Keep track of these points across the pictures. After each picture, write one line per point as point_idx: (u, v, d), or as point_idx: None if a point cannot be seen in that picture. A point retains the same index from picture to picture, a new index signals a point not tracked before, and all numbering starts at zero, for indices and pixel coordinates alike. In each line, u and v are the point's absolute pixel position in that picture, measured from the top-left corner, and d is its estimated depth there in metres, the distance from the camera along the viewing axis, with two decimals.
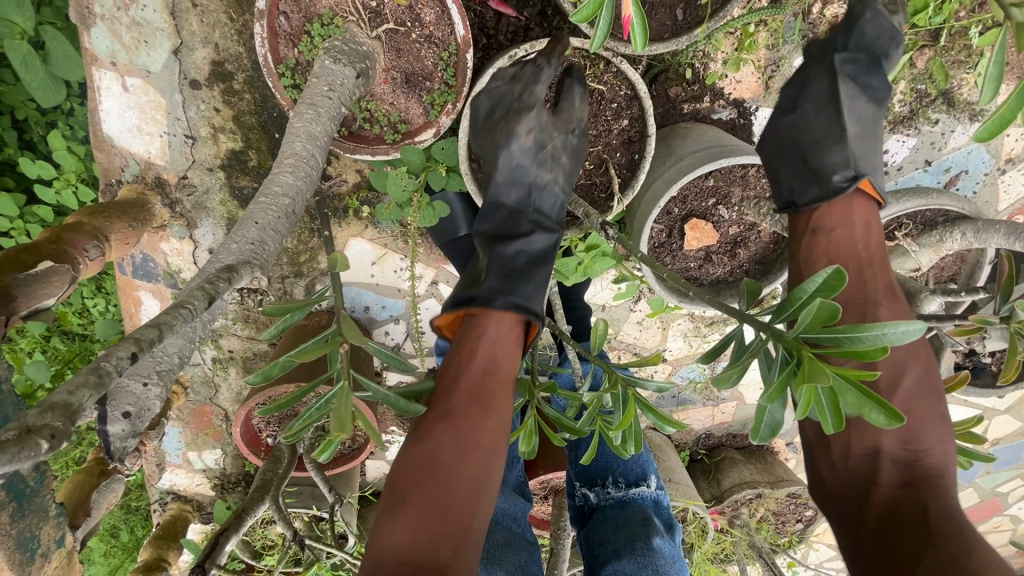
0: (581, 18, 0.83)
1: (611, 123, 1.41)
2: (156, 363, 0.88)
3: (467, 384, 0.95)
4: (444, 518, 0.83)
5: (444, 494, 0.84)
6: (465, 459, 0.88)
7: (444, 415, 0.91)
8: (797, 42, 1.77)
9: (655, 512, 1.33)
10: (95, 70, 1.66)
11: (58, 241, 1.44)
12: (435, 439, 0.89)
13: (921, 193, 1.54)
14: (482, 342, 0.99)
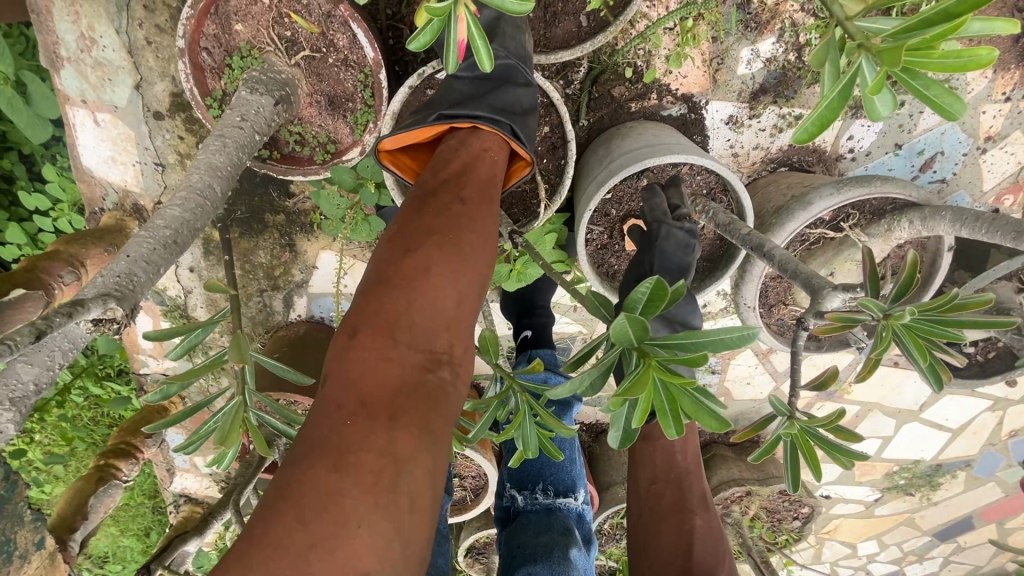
0: (420, 45, 0.83)
1: (532, 130, 1.44)
2: (8, 391, 0.87)
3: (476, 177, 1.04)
4: (459, 306, 0.88)
5: (464, 276, 0.89)
6: (482, 255, 0.95)
7: (457, 196, 0.98)
8: (741, 33, 1.74)
9: (576, 522, 1.45)
10: (70, 108, 1.79)
11: (33, 269, 1.58)
12: (453, 225, 0.94)
13: (864, 181, 1.48)
14: (484, 157, 1.09)
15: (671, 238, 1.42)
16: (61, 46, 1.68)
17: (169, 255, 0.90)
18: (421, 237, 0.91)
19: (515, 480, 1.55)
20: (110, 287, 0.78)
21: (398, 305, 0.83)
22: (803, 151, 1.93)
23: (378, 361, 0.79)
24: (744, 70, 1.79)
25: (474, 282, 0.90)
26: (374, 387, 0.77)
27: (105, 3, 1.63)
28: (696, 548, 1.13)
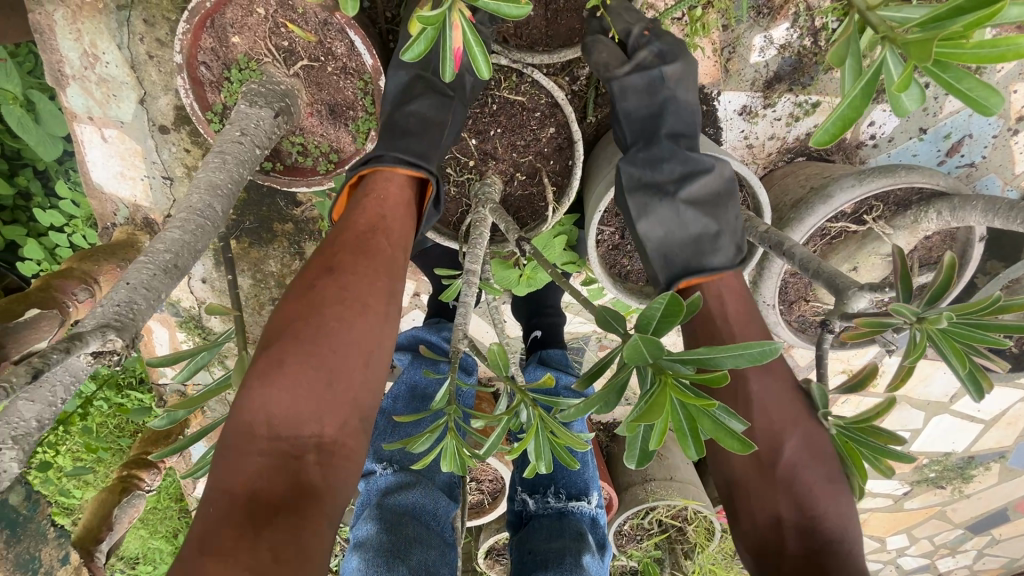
0: (414, 55, 0.79)
1: (537, 132, 1.40)
2: None
3: (351, 241, 0.99)
4: (333, 373, 0.86)
5: (331, 348, 0.87)
6: (355, 316, 0.91)
7: (327, 268, 0.95)
8: (753, 20, 1.67)
9: (590, 528, 1.39)
10: (77, 125, 1.80)
11: (47, 289, 1.60)
12: (320, 295, 0.91)
13: (888, 172, 1.41)
14: (362, 207, 1.04)
15: (628, 91, 1.29)
16: (65, 64, 1.68)
17: (170, 280, 0.89)
18: (287, 318, 0.91)
19: (526, 483, 1.50)
20: (109, 317, 0.77)
21: (256, 401, 0.83)
22: (822, 140, 1.85)
23: (253, 455, 0.81)
24: (757, 58, 1.72)
25: (340, 346, 0.87)
26: (256, 478, 0.80)
27: (106, 19, 1.62)
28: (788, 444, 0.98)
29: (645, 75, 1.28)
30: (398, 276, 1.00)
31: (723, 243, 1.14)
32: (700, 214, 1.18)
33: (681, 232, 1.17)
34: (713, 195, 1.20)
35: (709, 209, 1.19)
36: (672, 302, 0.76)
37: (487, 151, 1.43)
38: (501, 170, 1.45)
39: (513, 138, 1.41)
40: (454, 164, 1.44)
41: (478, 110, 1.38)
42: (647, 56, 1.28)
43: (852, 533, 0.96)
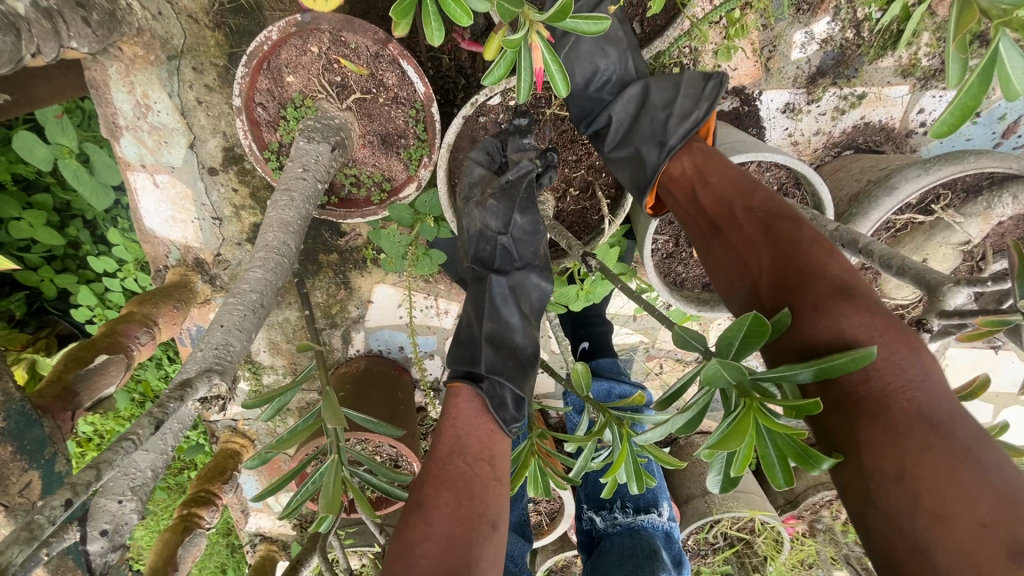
0: (495, 78, 0.81)
1: (588, 145, 1.41)
2: (128, 480, 0.85)
3: (446, 440, 1.07)
4: (447, 543, 0.92)
5: (444, 519, 0.95)
6: (444, 545, 0.91)
7: (430, 467, 1.04)
8: (792, 17, 1.65)
9: (665, 543, 1.31)
10: (130, 173, 1.86)
11: (112, 334, 1.61)
12: (418, 514, 0.96)
13: (957, 157, 1.37)
14: (449, 418, 1.11)
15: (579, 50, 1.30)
16: (119, 116, 1.74)
17: (256, 318, 1.04)
18: (404, 511, 1.00)
19: (593, 500, 1.45)
20: (211, 360, 0.93)
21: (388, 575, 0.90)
22: (870, 131, 1.81)
23: None
24: (798, 54, 1.70)
25: (453, 517, 0.95)
26: None
27: (157, 69, 1.67)
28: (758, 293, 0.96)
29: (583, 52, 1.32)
30: (485, 493, 1.01)
31: (651, 150, 1.23)
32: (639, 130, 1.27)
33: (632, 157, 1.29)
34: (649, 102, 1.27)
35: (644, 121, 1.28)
36: (757, 323, 0.76)
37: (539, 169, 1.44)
38: (554, 187, 1.46)
39: (563, 154, 1.42)
40: None
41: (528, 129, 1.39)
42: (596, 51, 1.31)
43: (913, 380, 0.79)
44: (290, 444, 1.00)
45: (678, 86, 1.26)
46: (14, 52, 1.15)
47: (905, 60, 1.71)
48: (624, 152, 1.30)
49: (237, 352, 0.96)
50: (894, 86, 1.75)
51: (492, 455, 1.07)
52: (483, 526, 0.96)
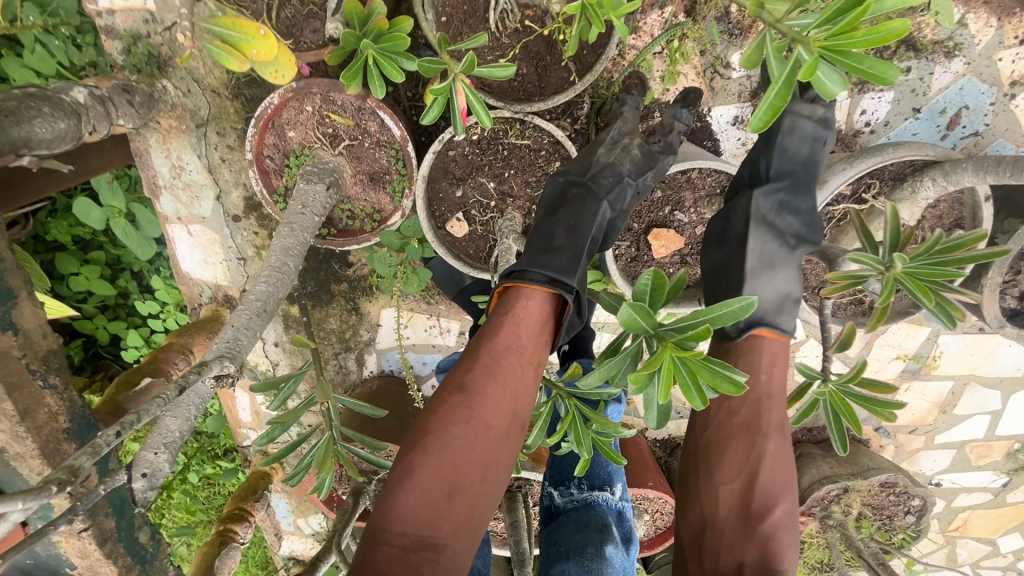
0: (429, 119, 1.05)
1: (545, 167, 1.60)
2: (162, 436, 1.04)
3: (506, 333, 1.10)
4: (489, 428, 1.00)
5: (490, 405, 1.01)
6: (479, 443, 0.98)
7: (486, 359, 1.07)
8: (727, 42, 1.85)
9: (616, 519, 1.41)
10: (169, 225, 2.17)
11: (155, 360, 1.87)
12: (466, 391, 1.03)
13: (876, 150, 1.52)
14: (515, 312, 1.14)
15: (796, 131, 1.45)
16: (159, 177, 2.07)
17: (261, 320, 1.25)
18: (450, 384, 1.06)
19: (554, 479, 1.53)
20: (225, 348, 1.14)
21: (433, 444, 0.97)
22: None
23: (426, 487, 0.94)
24: (739, 73, 1.89)
25: (497, 410, 1.02)
26: (427, 505, 0.93)
27: (188, 137, 1.99)
28: (762, 474, 1.16)
29: (816, 128, 1.46)
30: (521, 398, 1.07)
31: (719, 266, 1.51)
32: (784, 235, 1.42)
33: (758, 271, 1.36)
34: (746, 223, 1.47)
35: (769, 233, 1.41)
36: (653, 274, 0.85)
37: (505, 191, 1.64)
38: (519, 205, 1.66)
39: (524, 176, 1.62)
40: (477, 207, 1.66)
41: (491, 158, 1.59)
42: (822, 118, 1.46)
43: None
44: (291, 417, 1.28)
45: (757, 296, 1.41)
46: (75, 132, 1.47)
47: None
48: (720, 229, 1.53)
49: (245, 344, 1.17)
50: (833, 93, 1.91)
51: (534, 357, 1.11)
52: (515, 431, 1.05)
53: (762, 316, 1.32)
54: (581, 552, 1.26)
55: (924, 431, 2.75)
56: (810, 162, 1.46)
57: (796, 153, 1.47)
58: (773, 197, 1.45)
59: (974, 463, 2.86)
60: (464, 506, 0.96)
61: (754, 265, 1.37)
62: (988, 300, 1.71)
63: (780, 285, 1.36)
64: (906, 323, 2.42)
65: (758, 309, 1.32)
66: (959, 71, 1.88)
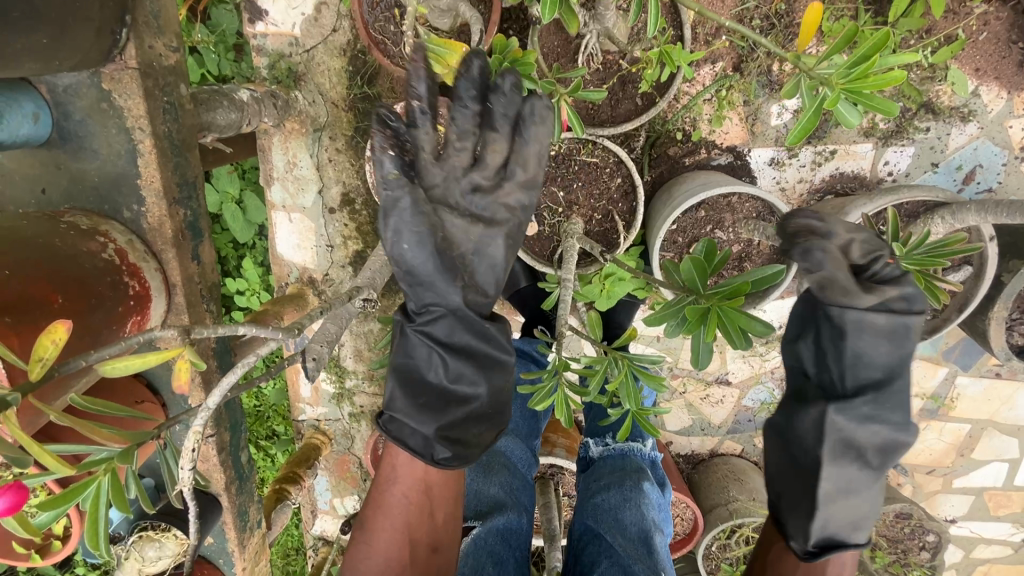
0: None
1: (608, 182, 1.90)
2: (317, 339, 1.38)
3: (387, 483, 1.37)
4: (394, 564, 1.32)
5: (391, 546, 1.33)
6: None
7: (379, 506, 1.37)
8: (768, 94, 2.16)
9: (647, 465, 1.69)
10: (274, 212, 2.55)
11: (257, 319, 2.20)
12: (372, 533, 1.36)
13: (893, 190, 1.79)
14: (391, 465, 1.38)
15: (865, 330, 1.29)
16: (275, 170, 2.46)
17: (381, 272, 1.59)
18: (363, 525, 1.39)
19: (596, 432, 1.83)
20: None
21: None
22: (845, 180, 2.24)
23: None
24: (776, 121, 2.20)
25: (395, 547, 1.33)
26: None
27: (305, 138, 2.39)
28: None
29: (891, 318, 1.28)
30: (431, 523, 1.37)
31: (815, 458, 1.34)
32: (857, 453, 1.31)
33: (833, 500, 1.29)
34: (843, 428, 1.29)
35: (851, 451, 1.30)
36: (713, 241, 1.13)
37: (572, 200, 1.93)
38: (583, 213, 1.95)
39: (591, 188, 1.92)
40: (547, 211, 1.95)
41: (564, 171, 1.90)
42: (899, 299, 1.27)
43: None
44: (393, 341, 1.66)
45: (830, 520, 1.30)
46: (239, 122, 1.85)
47: (866, 124, 2.17)
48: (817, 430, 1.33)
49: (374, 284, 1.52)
50: (860, 144, 2.20)
51: (431, 487, 1.36)
52: (423, 551, 1.35)
53: (825, 535, 1.30)
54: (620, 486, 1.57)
55: (942, 473, 2.85)
56: (890, 364, 1.29)
57: (874, 340, 1.29)
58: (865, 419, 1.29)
59: (992, 512, 2.92)
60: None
61: (830, 492, 1.29)
62: (994, 333, 1.91)
63: (851, 508, 1.31)
64: (920, 361, 2.60)
65: (819, 529, 1.30)
66: (973, 133, 2.14)
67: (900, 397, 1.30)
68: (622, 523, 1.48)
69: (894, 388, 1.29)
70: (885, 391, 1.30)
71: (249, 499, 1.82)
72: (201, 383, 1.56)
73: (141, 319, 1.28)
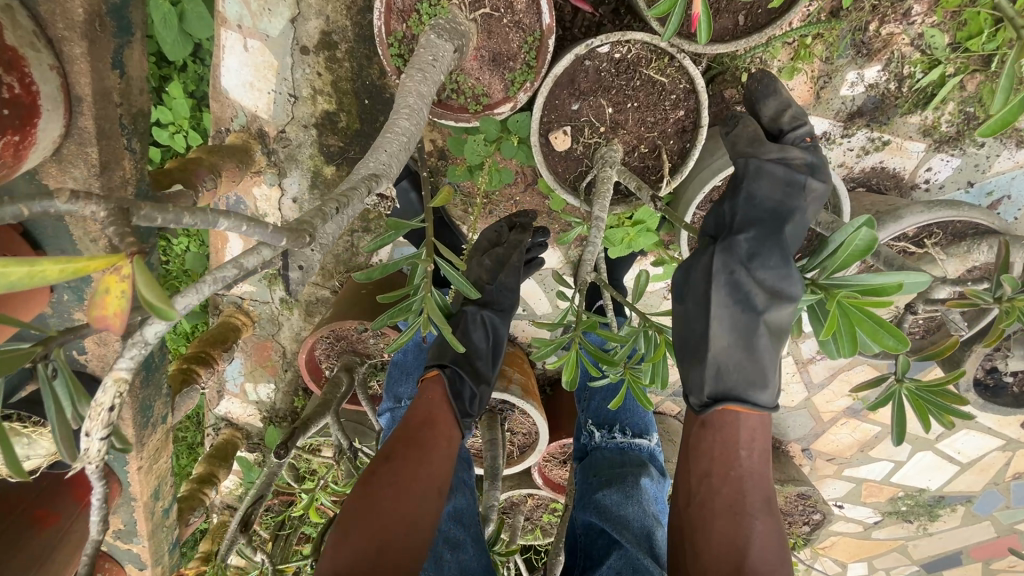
0: (657, 13, 1.03)
1: (668, 112, 1.57)
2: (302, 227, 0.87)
3: (419, 415, 1.57)
4: (416, 481, 1.39)
5: (415, 467, 1.42)
6: (412, 498, 1.36)
7: (411, 434, 1.50)
8: (852, 56, 1.87)
9: (649, 459, 1.90)
10: (224, 30, 1.94)
11: (185, 170, 1.73)
12: (400, 456, 1.43)
13: (952, 204, 1.65)
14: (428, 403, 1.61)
15: (764, 176, 1.37)
16: None
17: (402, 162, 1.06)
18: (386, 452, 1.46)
19: (594, 419, 2.00)
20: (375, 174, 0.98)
21: (373, 493, 1.35)
22: (883, 175, 2.08)
23: (377, 521, 1.29)
24: (846, 91, 1.93)
25: (420, 471, 1.42)
26: (379, 530, 1.28)
27: None
28: None
29: (788, 172, 1.37)
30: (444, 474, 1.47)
31: (741, 302, 1.34)
32: (757, 294, 1.32)
33: (728, 349, 1.35)
34: (740, 272, 1.33)
35: (742, 288, 1.34)
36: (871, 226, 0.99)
37: (618, 122, 1.59)
38: (626, 141, 1.62)
39: (645, 114, 1.58)
40: (587, 127, 1.60)
41: (623, 83, 1.53)
42: (798, 159, 1.38)
43: None
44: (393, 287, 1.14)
45: (716, 367, 1.35)
46: None
47: (929, 121, 1.97)
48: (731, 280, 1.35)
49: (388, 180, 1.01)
50: (914, 142, 2.01)
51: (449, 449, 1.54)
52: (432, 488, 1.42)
53: (727, 387, 1.34)
54: (622, 482, 1.75)
55: (838, 462, 3.13)
56: (783, 207, 1.36)
57: (773, 186, 1.37)
58: (735, 264, 1.34)
59: (863, 499, 3.28)
60: (397, 549, 1.26)
61: (718, 332, 1.35)
62: (968, 366, 1.94)
63: (749, 362, 1.32)
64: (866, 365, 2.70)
65: (716, 379, 1.35)
66: (1019, 161, 2.04)
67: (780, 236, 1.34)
68: (625, 518, 1.62)
69: (768, 222, 1.36)
70: (766, 233, 1.34)
71: (157, 392, 1.50)
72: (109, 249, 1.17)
73: (18, 140, 0.93)
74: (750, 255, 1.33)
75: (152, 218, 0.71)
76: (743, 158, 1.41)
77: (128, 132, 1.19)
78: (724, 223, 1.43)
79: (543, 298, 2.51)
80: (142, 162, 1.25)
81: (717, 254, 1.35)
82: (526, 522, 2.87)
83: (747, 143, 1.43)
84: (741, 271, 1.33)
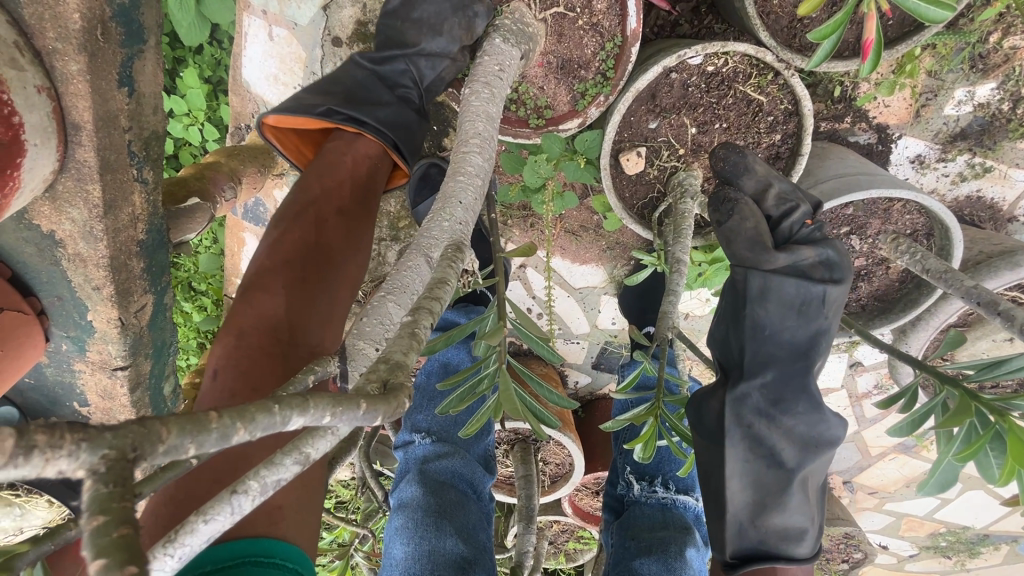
0: (816, 36, 0.82)
1: (762, 135, 1.35)
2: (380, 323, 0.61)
3: (337, 164, 1.23)
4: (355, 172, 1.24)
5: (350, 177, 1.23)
6: (350, 171, 1.23)
7: (332, 160, 1.23)
8: (963, 72, 1.64)
9: (694, 522, 1.54)
10: (247, 16, 1.73)
11: (202, 178, 1.53)
12: (329, 158, 1.23)
13: None
14: (356, 159, 1.25)
15: (772, 296, 1.09)
16: None
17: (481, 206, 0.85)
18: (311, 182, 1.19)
19: (635, 467, 1.62)
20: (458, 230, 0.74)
21: (332, 156, 1.23)
22: (979, 206, 1.82)
23: (315, 207, 1.15)
24: (951, 110, 1.70)
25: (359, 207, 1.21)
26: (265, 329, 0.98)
27: None
28: None
29: (804, 288, 1.07)
30: (366, 211, 1.23)
31: (761, 453, 1.11)
32: (778, 445, 1.10)
33: (747, 506, 1.12)
34: (753, 422, 1.11)
35: (762, 441, 1.11)
36: None
37: (702, 144, 1.38)
38: (707, 166, 1.41)
39: (733, 137, 1.36)
40: (664, 148, 1.38)
41: (713, 100, 1.32)
42: (812, 259, 1.08)
43: None
44: (459, 378, 0.91)
45: (738, 530, 1.12)
46: None
47: None
48: (742, 428, 1.12)
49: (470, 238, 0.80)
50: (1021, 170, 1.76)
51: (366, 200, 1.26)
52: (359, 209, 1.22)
53: (752, 547, 1.11)
54: (665, 550, 1.37)
55: (880, 495, 2.95)
56: (804, 337, 1.10)
57: (788, 309, 1.08)
58: (751, 411, 1.11)
59: (901, 533, 3.11)
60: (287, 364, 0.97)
61: (735, 492, 1.11)
62: None
63: (779, 520, 1.09)
64: None
65: (740, 542, 1.12)
66: None
67: (801, 370, 1.10)
68: None
69: (784, 354, 1.10)
70: (785, 370, 1.11)
71: None
72: (114, 295, 1.16)
73: None
74: (770, 401, 1.10)
75: (180, 454, 0.37)
76: (739, 271, 1.12)
77: (136, 160, 1.09)
78: (730, 357, 1.16)
79: (582, 317, 2.26)
80: (154, 193, 1.15)
81: (727, 404, 1.11)
82: (549, 546, 2.72)
83: (747, 248, 1.09)
84: (753, 419, 1.11)
